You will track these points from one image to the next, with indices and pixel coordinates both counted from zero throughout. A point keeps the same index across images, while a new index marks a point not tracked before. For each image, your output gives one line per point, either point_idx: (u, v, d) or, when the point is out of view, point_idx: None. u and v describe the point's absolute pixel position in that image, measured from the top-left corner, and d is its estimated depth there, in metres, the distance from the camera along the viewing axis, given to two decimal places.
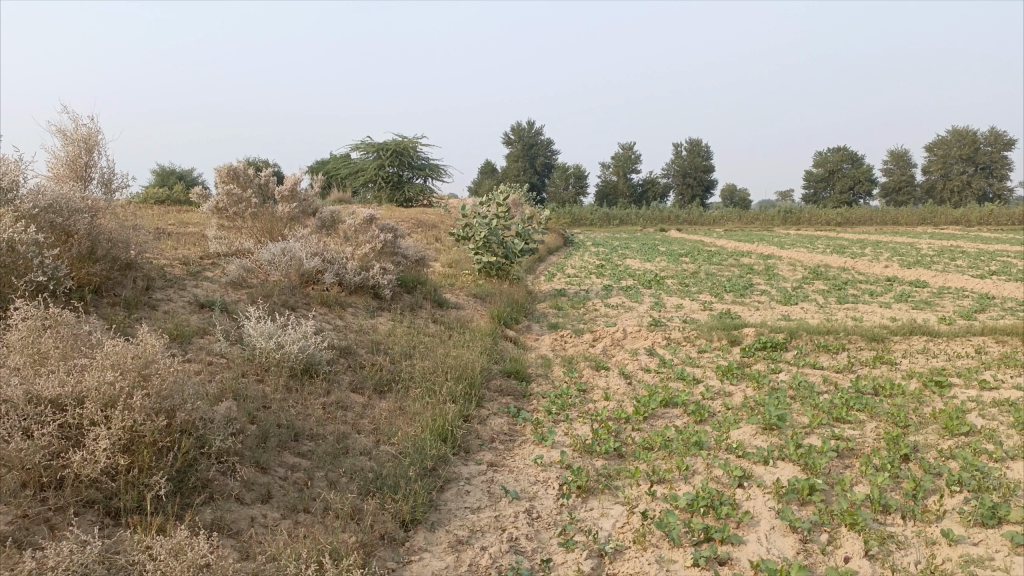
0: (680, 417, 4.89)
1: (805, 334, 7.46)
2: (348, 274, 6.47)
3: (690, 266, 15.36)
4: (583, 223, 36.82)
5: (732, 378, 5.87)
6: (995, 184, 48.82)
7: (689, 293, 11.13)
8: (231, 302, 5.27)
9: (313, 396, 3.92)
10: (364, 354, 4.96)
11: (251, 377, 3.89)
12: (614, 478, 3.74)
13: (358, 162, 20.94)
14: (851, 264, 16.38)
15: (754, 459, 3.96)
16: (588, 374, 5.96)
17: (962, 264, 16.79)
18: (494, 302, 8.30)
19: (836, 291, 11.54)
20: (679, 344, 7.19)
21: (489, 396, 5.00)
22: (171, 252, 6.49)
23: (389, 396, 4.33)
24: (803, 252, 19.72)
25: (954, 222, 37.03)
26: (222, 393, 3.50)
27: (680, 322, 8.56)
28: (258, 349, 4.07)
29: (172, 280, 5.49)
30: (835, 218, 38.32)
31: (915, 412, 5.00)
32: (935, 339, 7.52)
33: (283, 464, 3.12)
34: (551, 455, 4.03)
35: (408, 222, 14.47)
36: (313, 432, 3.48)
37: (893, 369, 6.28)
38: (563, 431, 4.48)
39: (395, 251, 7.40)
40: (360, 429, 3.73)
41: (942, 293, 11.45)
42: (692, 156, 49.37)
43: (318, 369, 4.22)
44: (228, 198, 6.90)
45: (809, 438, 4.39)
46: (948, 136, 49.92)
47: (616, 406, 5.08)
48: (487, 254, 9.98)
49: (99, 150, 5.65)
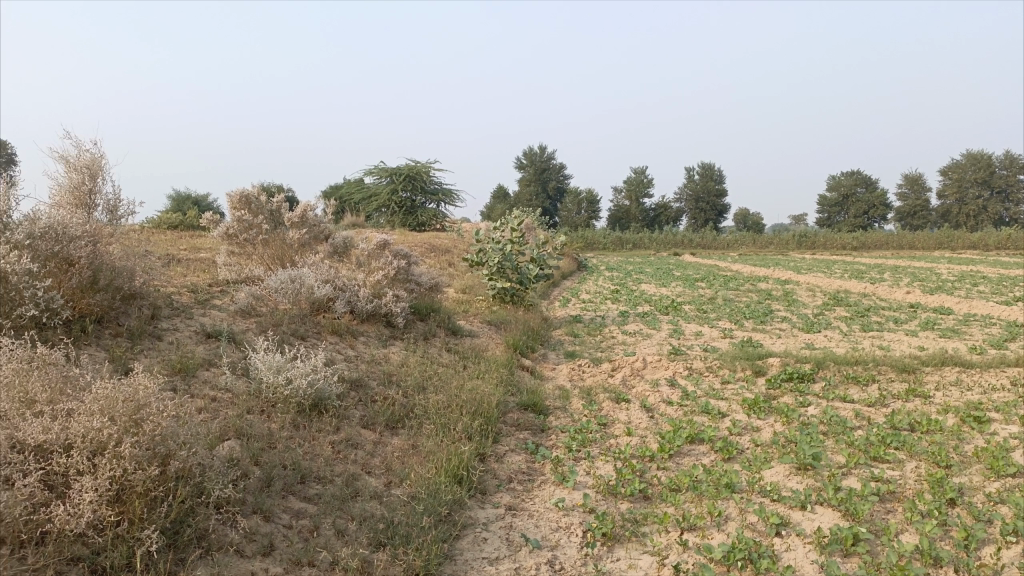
0: (707, 455, 4.64)
1: (831, 364, 7.19)
2: (359, 302, 6.28)
3: (706, 291, 15.10)
4: (596, 247, 36.65)
5: (758, 412, 5.61)
6: (1012, 209, 48.33)
7: (708, 320, 10.87)
8: (239, 332, 5.09)
9: (322, 434, 3.71)
10: (375, 387, 4.76)
11: (257, 413, 3.70)
12: (642, 525, 3.50)
13: (371, 187, 20.91)
14: (871, 291, 16.07)
15: (790, 504, 3.71)
16: (608, 408, 5.72)
17: (985, 291, 16.42)
18: (509, 330, 8.08)
19: (859, 318, 11.24)
20: (701, 374, 6.93)
21: (506, 431, 4.77)
22: (179, 278, 6.34)
23: (402, 432, 4.11)
24: (821, 277, 19.39)
25: (972, 246, 36.56)
26: (224, 432, 3.31)
27: (701, 350, 8.31)
28: (265, 383, 3.88)
29: (179, 309, 5.35)
30: (851, 243, 37.96)
31: (957, 450, 4.72)
32: (967, 370, 7.22)
33: (287, 510, 2.92)
34: (573, 498, 3.79)
35: (421, 247, 14.34)
36: (321, 473, 3.27)
37: (927, 404, 6.00)
38: (584, 470, 4.24)
39: (409, 277, 7.21)
40: (371, 470, 3.51)
41: (968, 321, 11.13)
42: (706, 180, 49.20)
43: (327, 405, 4.02)
44: (238, 224, 6.75)
45: (847, 480, 4.13)
46: (964, 161, 49.56)
47: (639, 443, 4.84)
48: (501, 280, 9.81)
49: (104, 174, 5.53)
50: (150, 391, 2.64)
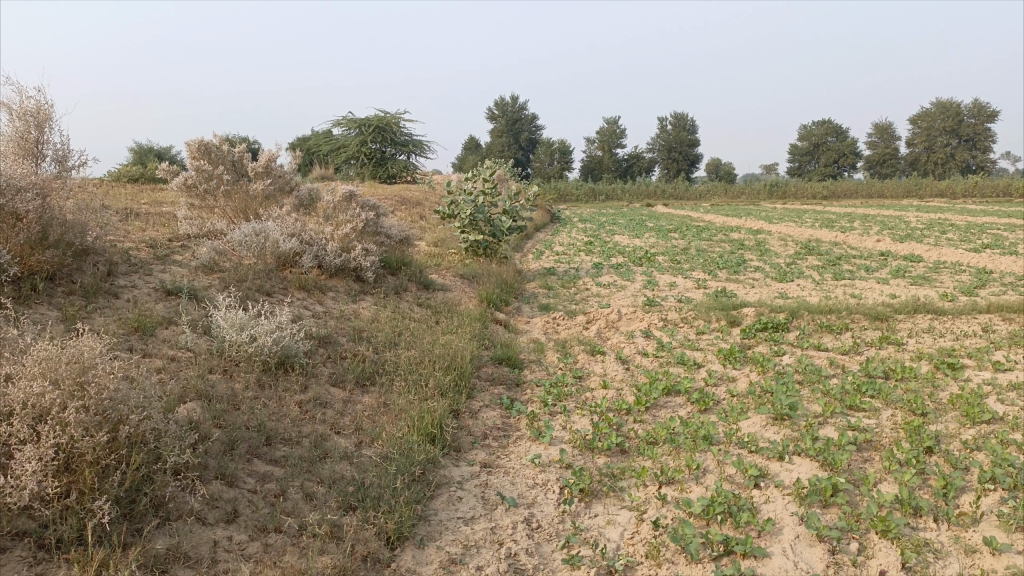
0: (684, 407, 4.58)
1: (806, 313, 7.17)
2: (327, 256, 6.09)
3: (679, 242, 15.06)
4: (569, 198, 36.46)
5: (734, 362, 5.57)
6: (979, 156, 48.84)
7: (682, 270, 10.83)
8: (201, 288, 4.89)
9: (289, 393, 3.57)
10: (345, 344, 4.61)
11: (220, 372, 3.55)
12: (619, 479, 3.44)
13: (340, 138, 20.43)
14: (842, 239, 16.16)
15: (768, 455, 3.66)
16: (583, 360, 5.65)
17: (953, 238, 16.60)
18: (482, 282, 7.95)
19: (831, 267, 11.29)
20: (676, 325, 6.88)
21: (480, 386, 4.67)
22: (137, 233, 6.09)
23: (372, 390, 3.99)
24: (792, 227, 19.47)
25: (940, 194, 36.93)
26: (185, 394, 3.17)
27: (675, 301, 8.27)
28: (227, 341, 3.72)
29: (137, 265, 5.14)
30: (821, 192, 38.18)
31: (932, 398, 4.72)
32: (939, 317, 7.25)
33: (253, 474, 2.80)
34: (549, 453, 3.71)
35: (392, 199, 14.07)
36: (288, 433, 3.15)
37: (900, 351, 6.01)
38: (560, 425, 4.16)
39: (378, 230, 7.01)
40: (341, 430, 3.39)
41: (938, 268, 11.21)
42: (678, 130, 48.94)
43: (295, 362, 3.87)
44: (198, 174, 6.42)
45: (824, 430, 4.10)
46: (933, 109, 49.82)
47: (615, 396, 4.77)
48: (473, 233, 9.64)
49: (51, 124, 5.19)
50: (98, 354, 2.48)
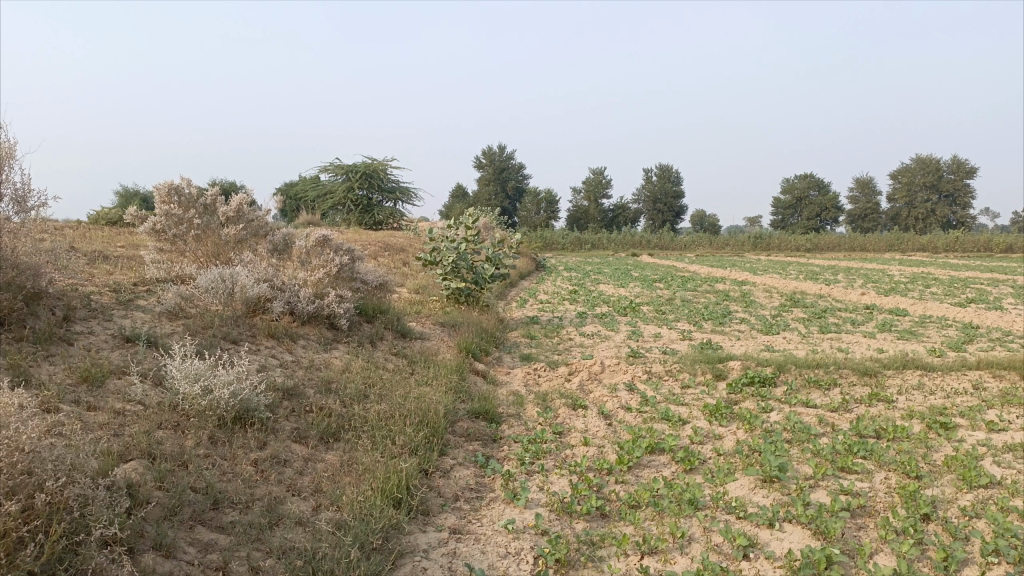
0: (668, 467, 4.36)
1: (793, 367, 6.99)
2: (300, 303, 5.88)
3: (665, 293, 14.94)
4: (555, 247, 36.49)
5: (720, 419, 5.36)
6: (958, 212, 49.54)
7: (667, 321, 10.66)
8: (162, 334, 4.66)
9: (244, 450, 3.34)
10: (311, 396, 4.38)
11: (170, 427, 3.32)
12: (598, 547, 3.20)
13: (327, 184, 20.37)
14: (828, 291, 16.13)
15: (758, 521, 3.44)
16: (564, 415, 5.42)
17: (937, 292, 16.60)
18: (462, 331, 7.73)
19: (817, 320, 11.16)
20: (661, 379, 6.67)
21: (454, 442, 4.43)
22: (102, 278, 5.86)
23: (337, 447, 3.75)
24: (776, 279, 19.44)
25: (922, 249, 37.24)
26: (127, 453, 2.94)
27: (660, 353, 8.08)
28: (180, 394, 3.49)
29: (97, 310, 4.91)
30: (805, 245, 38.44)
31: (927, 459, 4.52)
32: (929, 373, 7.09)
33: (195, 543, 2.57)
34: (524, 518, 3.47)
35: (375, 245, 13.90)
36: (239, 495, 2.92)
37: (891, 409, 5.83)
38: (537, 485, 3.92)
39: (354, 276, 6.81)
40: (298, 491, 3.16)
41: (925, 323, 11.11)
42: (663, 182, 49.41)
43: (254, 416, 3.65)
44: (167, 218, 6.24)
45: (815, 494, 3.88)
46: (913, 165, 50.69)
47: (596, 454, 4.53)
48: (455, 280, 9.45)
49: (13, 161, 4.73)
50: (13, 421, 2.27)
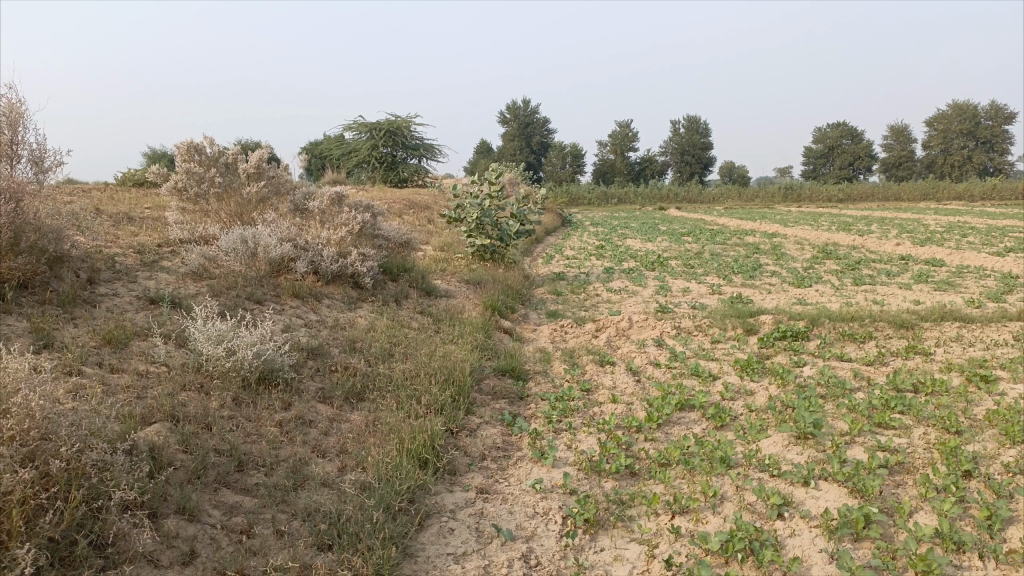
0: (699, 424, 4.27)
1: (827, 321, 6.82)
2: (323, 263, 5.83)
3: (693, 246, 14.72)
4: (581, 202, 36.15)
5: (751, 374, 5.25)
6: (997, 159, 48.11)
7: (695, 275, 10.49)
8: (186, 295, 4.64)
9: (269, 411, 3.31)
10: (336, 355, 4.33)
11: (194, 389, 3.30)
12: (628, 507, 3.13)
13: (351, 142, 20.24)
14: (860, 242, 15.78)
15: (792, 480, 3.35)
16: (591, 372, 5.34)
17: (975, 241, 16.15)
18: (487, 288, 7.65)
19: (850, 272, 10.92)
20: (690, 334, 6.55)
21: (480, 401, 4.38)
22: (126, 239, 5.85)
23: (362, 407, 3.71)
24: (807, 230, 19.06)
25: (958, 198, 36.29)
26: (150, 416, 2.93)
27: (689, 307, 7.94)
28: (203, 355, 3.46)
29: (121, 272, 4.90)
30: (836, 195, 37.61)
31: (967, 414, 4.38)
32: (968, 325, 6.88)
33: (219, 505, 2.55)
34: (552, 477, 3.41)
35: (400, 203, 13.81)
36: (263, 456, 2.89)
37: (928, 362, 5.66)
38: (565, 444, 3.85)
39: (376, 233, 6.73)
40: (324, 453, 3.12)
41: (962, 273, 10.81)
42: (690, 133, 48.49)
43: (278, 377, 3.61)
44: (187, 176, 6.17)
45: (852, 451, 3.78)
46: (949, 111, 49.18)
47: (625, 412, 4.45)
48: (480, 237, 9.35)
49: (25, 122, 4.69)
50: (26, 390, 2.24)
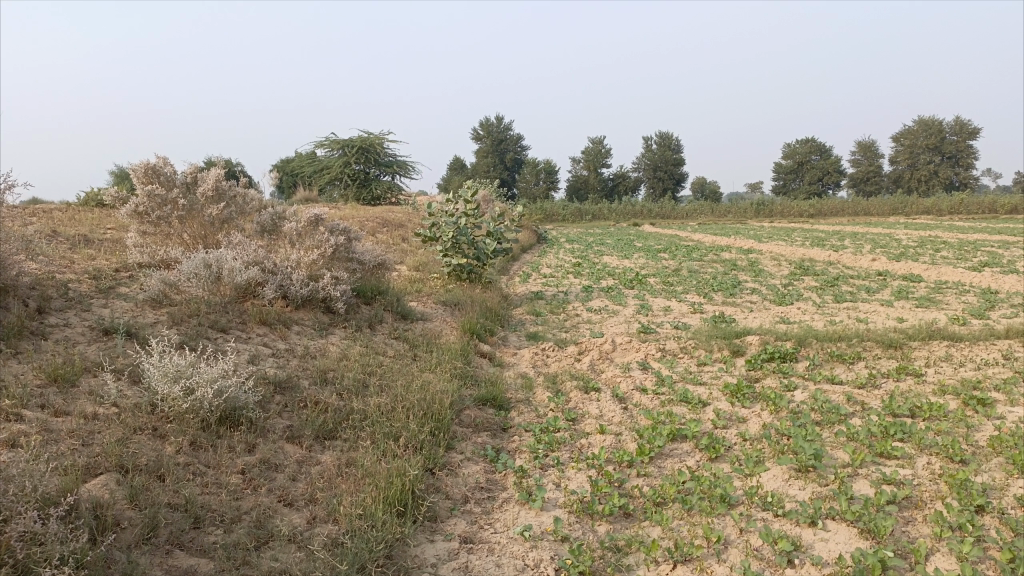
0: (692, 456, 4.04)
1: (814, 341, 6.65)
2: (293, 287, 5.55)
3: (670, 263, 14.58)
4: (555, 219, 36.09)
5: (743, 400, 5.04)
6: (961, 173, 48.97)
7: (676, 293, 10.32)
8: (143, 325, 4.33)
9: (232, 455, 3.02)
10: (307, 388, 4.05)
11: (148, 432, 3.00)
12: (625, 555, 2.89)
13: (323, 159, 19.91)
14: (836, 257, 15.79)
15: (798, 520, 3.14)
16: (576, 399, 5.10)
17: (949, 256, 16.23)
18: (465, 310, 7.39)
19: (830, 289, 10.82)
20: (676, 356, 6.35)
21: (461, 434, 4.11)
22: (82, 264, 5.52)
23: (335, 446, 3.43)
24: (782, 246, 19.06)
25: (926, 211, 36.79)
26: (96, 466, 2.64)
27: (672, 328, 7.74)
28: (158, 394, 3.16)
29: (74, 300, 4.57)
30: (807, 210, 37.94)
31: (969, 441, 4.20)
32: (956, 344, 6.74)
33: (172, 571, 2.26)
34: (541, 522, 3.15)
35: (373, 221, 13.53)
36: (224, 509, 2.61)
37: (921, 384, 5.50)
38: (553, 482, 3.60)
39: (350, 255, 6.46)
40: (291, 502, 2.84)
41: (941, 289, 10.77)
42: (663, 150, 48.70)
43: (241, 416, 3.32)
44: (150, 200, 5.84)
45: (856, 486, 3.57)
46: (915, 127, 50.02)
47: (614, 444, 4.21)
48: (456, 256, 9.09)
49: None
50: None
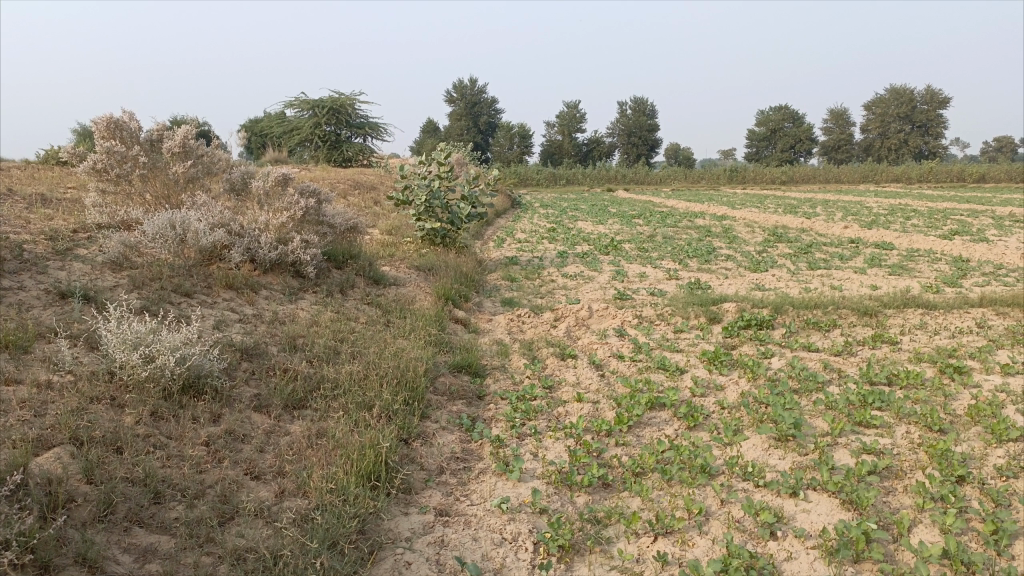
0: (671, 425, 3.98)
1: (791, 308, 6.62)
2: (261, 250, 5.36)
3: (645, 229, 14.50)
4: (529, 183, 35.81)
5: (720, 367, 4.98)
6: (931, 142, 49.40)
7: (650, 260, 10.25)
8: (102, 288, 4.13)
9: (195, 425, 2.88)
10: (276, 355, 3.90)
11: (105, 402, 2.84)
12: (605, 527, 2.82)
13: (293, 120, 19.45)
14: (809, 225, 15.83)
15: (779, 490, 3.09)
16: (553, 366, 5.01)
17: (919, 224, 16.35)
18: (439, 275, 7.25)
19: (805, 256, 10.82)
20: (652, 323, 6.28)
21: (435, 403, 4.00)
22: (37, 224, 5.27)
23: (305, 416, 3.31)
24: (754, 212, 19.08)
25: (895, 180, 37.14)
26: (49, 438, 2.49)
27: (648, 294, 7.67)
28: (117, 362, 3.00)
29: (29, 262, 4.35)
30: (780, 177, 38.04)
31: (946, 410, 4.18)
32: (931, 312, 6.76)
33: (130, 549, 2.14)
34: (519, 494, 3.06)
35: (345, 183, 13.25)
36: (186, 482, 2.48)
37: (896, 352, 5.49)
38: (530, 452, 3.51)
39: (321, 218, 6.26)
40: (258, 474, 2.72)
41: (913, 257, 10.82)
42: (637, 115, 48.35)
43: (206, 384, 3.18)
44: (108, 156, 5.57)
45: (837, 456, 3.53)
46: (887, 95, 50.24)
47: (591, 413, 4.13)
48: (430, 220, 8.93)
49: None
50: None
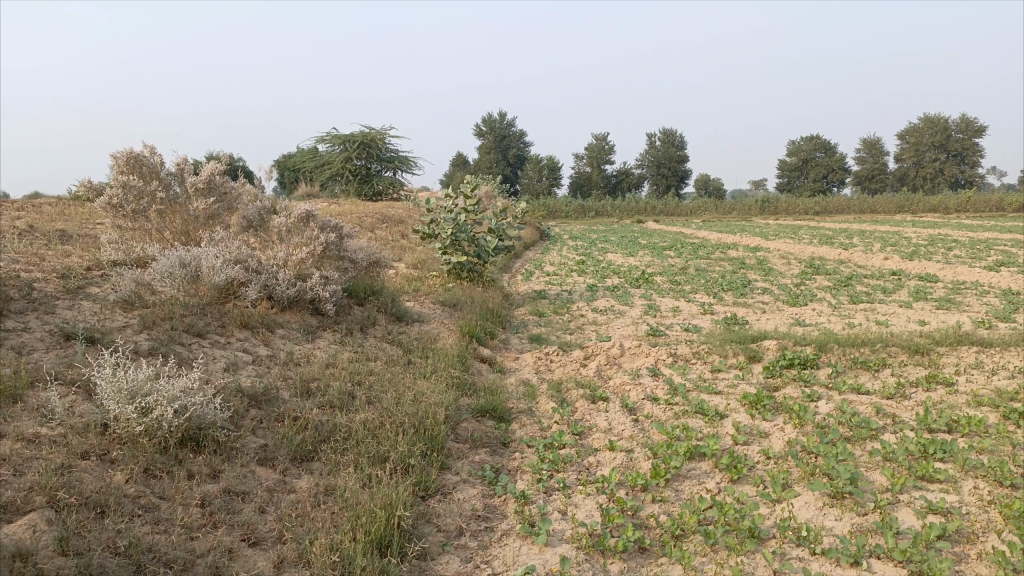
0: (712, 477, 3.64)
1: (836, 346, 6.24)
2: (278, 287, 5.18)
3: (677, 261, 14.16)
4: (558, 215, 35.61)
5: (763, 412, 4.62)
6: (967, 171, 48.45)
7: (684, 294, 9.90)
8: (109, 329, 3.94)
9: (191, 484, 2.64)
10: (287, 400, 3.67)
11: (95, 458, 2.61)
12: None
13: (324, 154, 19.52)
14: (847, 256, 15.38)
15: (839, 559, 2.76)
16: (583, 410, 4.70)
17: (962, 255, 15.81)
18: (464, 311, 6.99)
19: (845, 289, 10.40)
20: (688, 362, 5.95)
21: (456, 452, 3.72)
22: (52, 261, 5.14)
23: (314, 470, 3.05)
24: (789, 243, 18.64)
25: (932, 209, 36.38)
26: (27, 501, 2.26)
27: (682, 330, 7.34)
28: (111, 414, 2.78)
29: (38, 301, 4.19)
30: (813, 208, 37.41)
31: (1017, 461, 3.79)
32: (986, 350, 6.34)
33: None
34: (547, 561, 2.76)
35: (373, 217, 13.14)
36: (174, 553, 2.23)
37: (953, 394, 5.10)
38: (559, 511, 3.21)
39: (342, 253, 6.05)
40: (256, 541, 2.46)
41: (960, 290, 10.34)
42: (666, 146, 48.18)
43: (207, 436, 2.94)
44: (124, 191, 5.42)
45: (900, 517, 3.17)
46: (922, 124, 49.50)
47: (625, 463, 3.81)
48: (456, 254, 8.70)
49: None
50: None
